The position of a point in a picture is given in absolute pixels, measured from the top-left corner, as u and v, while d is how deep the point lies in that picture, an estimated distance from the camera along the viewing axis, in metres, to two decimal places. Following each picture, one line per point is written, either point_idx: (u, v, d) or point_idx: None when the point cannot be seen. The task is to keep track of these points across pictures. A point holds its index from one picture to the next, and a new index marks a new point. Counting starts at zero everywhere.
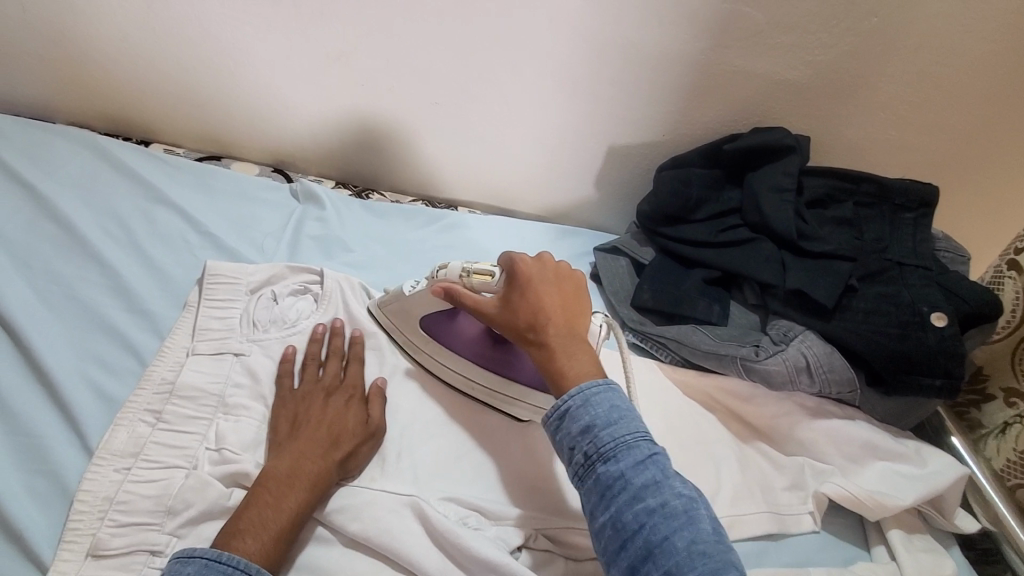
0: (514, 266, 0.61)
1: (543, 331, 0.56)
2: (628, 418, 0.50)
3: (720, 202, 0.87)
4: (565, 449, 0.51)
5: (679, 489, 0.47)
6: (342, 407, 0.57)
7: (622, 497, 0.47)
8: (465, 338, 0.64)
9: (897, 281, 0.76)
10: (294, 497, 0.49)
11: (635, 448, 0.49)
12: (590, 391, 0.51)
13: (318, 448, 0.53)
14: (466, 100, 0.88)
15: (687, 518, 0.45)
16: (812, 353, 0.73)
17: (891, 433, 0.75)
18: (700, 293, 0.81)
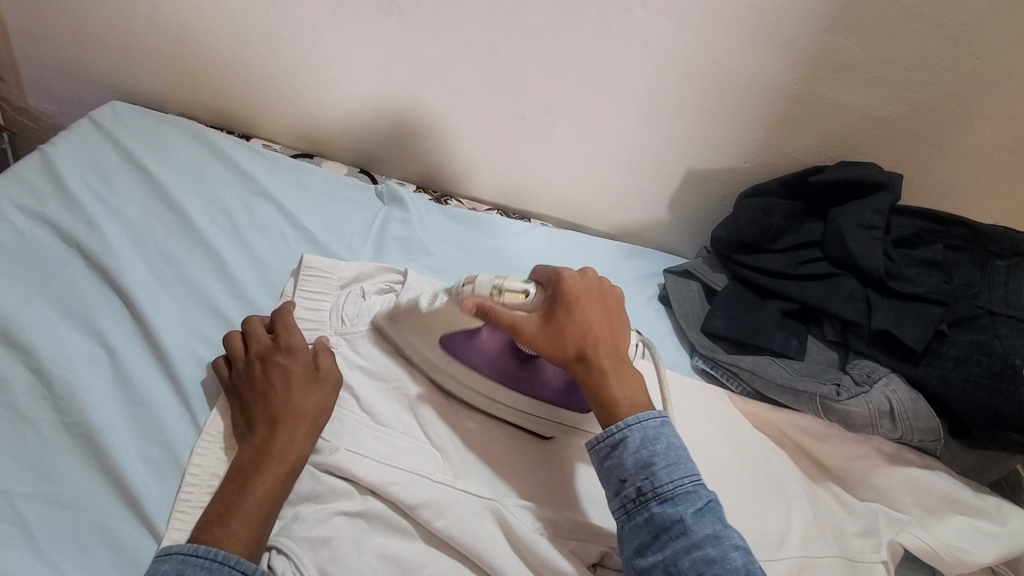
0: (564, 287, 0.59)
1: (596, 359, 0.57)
2: (685, 461, 0.52)
3: (800, 234, 0.86)
4: (618, 481, 0.52)
5: (736, 541, 0.48)
6: (284, 372, 0.56)
7: (679, 541, 0.48)
8: (489, 356, 0.61)
9: (988, 329, 0.73)
10: (263, 479, 0.49)
11: (694, 494, 0.50)
12: (649, 428, 0.53)
13: (273, 427, 0.52)
14: (551, 116, 0.90)
15: (745, 573, 0.46)
16: (897, 398, 0.71)
17: (971, 487, 0.72)
18: (777, 325, 0.80)
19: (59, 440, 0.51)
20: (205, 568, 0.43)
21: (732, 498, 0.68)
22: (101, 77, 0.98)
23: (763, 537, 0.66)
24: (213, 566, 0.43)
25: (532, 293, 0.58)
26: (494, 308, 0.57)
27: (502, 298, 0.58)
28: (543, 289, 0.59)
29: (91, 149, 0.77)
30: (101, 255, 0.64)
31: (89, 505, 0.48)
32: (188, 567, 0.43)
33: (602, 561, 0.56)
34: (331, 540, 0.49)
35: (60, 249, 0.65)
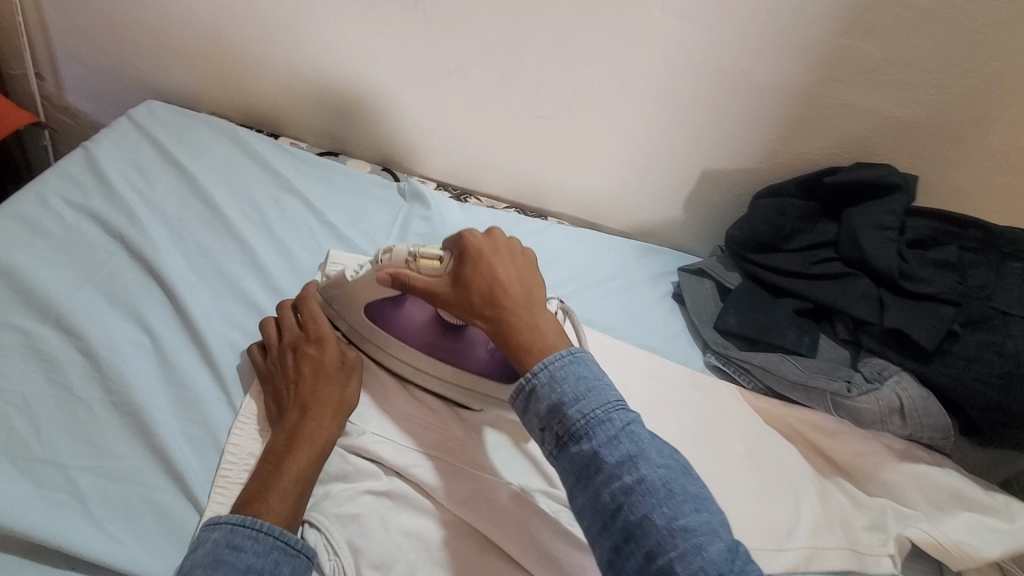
0: (460, 242, 0.58)
1: (502, 307, 0.55)
2: (597, 391, 0.48)
3: (815, 234, 0.87)
4: (534, 430, 0.48)
5: (656, 461, 0.45)
6: (314, 360, 0.59)
7: (597, 476, 0.45)
8: (416, 327, 0.64)
9: (1003, 330, 0.73)
10: (296, 460, 0.52)
11: (607, 422, 0.46)
12: (555, 368, 0.49)
13: (304, 412, 0.55)
14: (570, 116, 0.92)
15: (665, 493, 0.43)
16: (907, 396, 0.72)
17: (981, 485, 0.73)
18: (790, 323, 0.81)
19: (107, 417, 0.54)
20: (251, 538, 0.45)
21: (741, 491, 0.70)
22: (138, 77, 1.03)
23: (771, 527, 0.67)
24: (258, 536, 0.45)
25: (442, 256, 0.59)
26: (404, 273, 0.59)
27: (415, 262, 0.60)
28: (449, 250, 0.59)
29: (131, 146, 0.81)
30: (141, 246, 0.68)
31: (136, 479, 0.52)
32: (236, 537, 0.45)
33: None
34: (359, 517, 0.53)
35: (105, 240, 0.68)
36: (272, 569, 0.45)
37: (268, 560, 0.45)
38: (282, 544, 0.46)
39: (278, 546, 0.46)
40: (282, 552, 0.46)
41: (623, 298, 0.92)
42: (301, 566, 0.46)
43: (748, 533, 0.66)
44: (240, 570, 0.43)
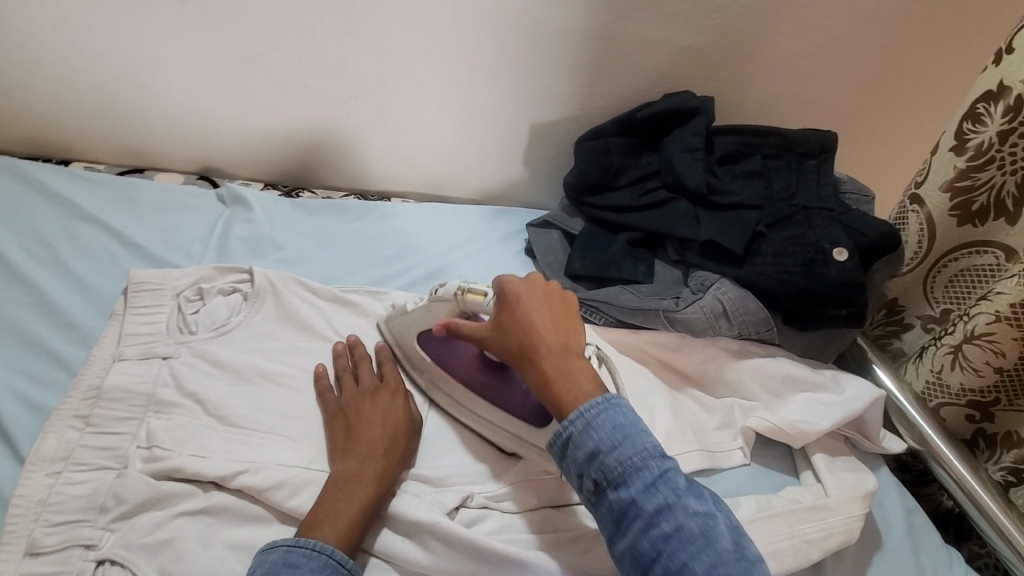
0: (503, 288, 0.62)
1: (537, 353, 0.57)
2: (634, 438, 0.51)
3: (640, 167, 0.91)
4: (573, 476, 0.52)
5: (692, 509, 0.48)
6: (386, 402, 0.61)
7: (637, 524, 0.49)
8: (459, 361, 0.66)
9: (804, 223, 0.80)
10: (362, 489, 0.53)
11: (644, 469, 0.50)
12: (590, 416, 0.52)
13: (380, 447, 0.57)
14: (384, 91, 0.91)
15: (709, 543, 0.47)
16: (727, 298, 0.77)
17: (810, 365, 0.79)
18: (625, 255, 0.85)
19: None
20: (307, 555, 0.48)
21: None
22: None
23: None
24: (313, 554, 0.48)
25: (488, 296, 0.63)
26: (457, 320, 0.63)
27: (462, 303, 0.64)
28: (495, 295, 0.62)
29: None
30: None
31: None
32: (293, 555, 0.47)
33: (465, 502, 0.58)
34: (172, 542, 0.49)
35: None
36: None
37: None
38: (335, 562, 0.48)
39: (331, 565, 0.48)
40: (335, 569, 0.48)
41: (476, 262, 0.92)
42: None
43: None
44: None
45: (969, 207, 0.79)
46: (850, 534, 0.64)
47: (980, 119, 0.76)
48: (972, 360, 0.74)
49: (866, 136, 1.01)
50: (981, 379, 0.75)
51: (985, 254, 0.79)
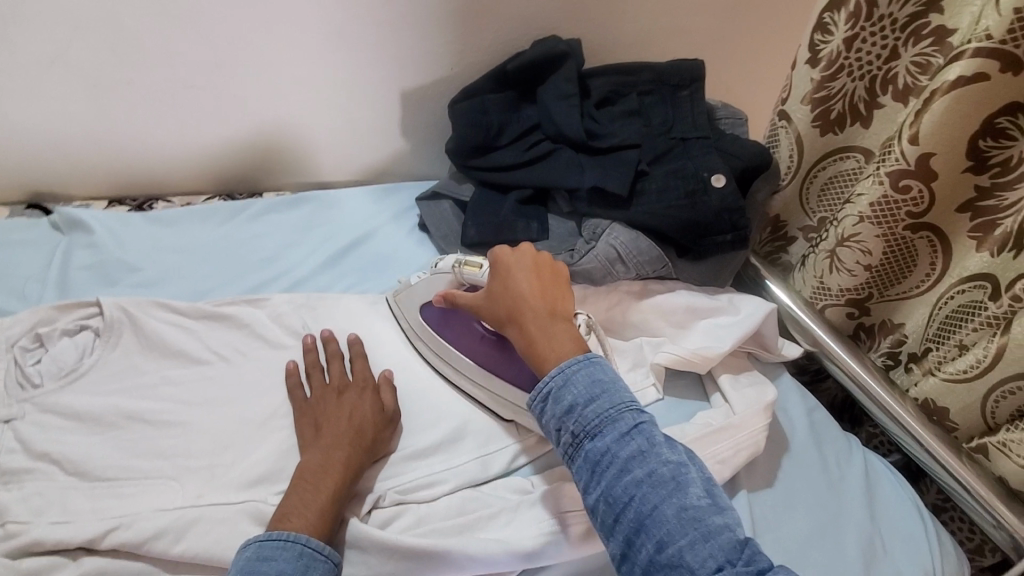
0: (495, 259, 0.64)
1: (522, 315, 0.58)
2: (610, 390, 0.51)
3: (520, 122, 0.88)
4: (551, 430, 0.51)
5: (666, 455, 0.48)
6: (354, 396, 0.60)
7: (611, 470, 0.48)
8: (460, 332, 0.68)
9: (683, 154, 0.81)
10: (328, 480, 0.52)
11: (620, 420, 0.49)
12: (570, 372, 0.52)
13: (349, 438, 0.56)
14: (226, 77, 0.82)
15: (682, 488, 0.46)
16: (619, 243, 0.76)
17: (707, 292, 0.81)
18: (516, 215, 0.83)
19: None
20: (281, 548, 0.47)
21: None
22: None
23: None
24: (287, 544, 0.47)
25: (483, 267, 0.66)
26: (455, 290, 0.66)
27: (461, 275, 0.67)
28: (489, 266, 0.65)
29: None
30: None
31: None
32: (265, 549, 0.46)
33: (378, 503, 0.56)
34: None
35: None
36: (301, 571, 0.46)
37: (299, 565, 0.46)
38: (310, 549, 0.47)
39: (306, 551, 0.47)
40: (310, 556, 0.47)
41: (367, 247, 0.87)
42: (330, 569, 0.48)
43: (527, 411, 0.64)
44: None
45: (828, 115, 0.83)
46: (757, 445, 0.67)
47: (828, 28, 0.79)
48: (845, 260, 0.79)
49: (739, 63, 1.02)
50: (854, 278, 0.80)
51: (847, 159, 0.83)
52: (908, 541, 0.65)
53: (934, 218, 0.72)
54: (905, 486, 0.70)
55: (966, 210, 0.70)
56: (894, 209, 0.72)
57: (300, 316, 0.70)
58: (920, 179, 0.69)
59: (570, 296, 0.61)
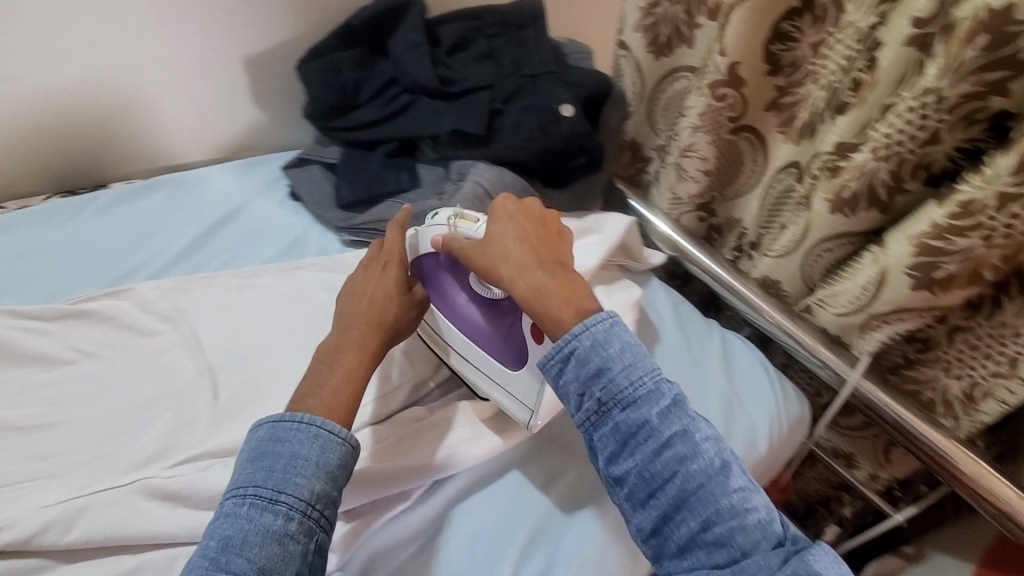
0: (497, 213, 0.63)
1: (528, 274, 0.58)
2: (646, 363, 0.52)
3: (376, 77, 0.88)
4: (575, 397, 0.52)
5: (706, 434, 0.51)
6: (379, 276, 0.65)
7: (648, 445, 0.51)
8: (451, 292, 0.68)
9: (533, 90, 0.85)
10: (347, 360, 0.58)
11: (661, 395, 0.52)
12: (601, 338, 0.52)
13: (368, 310, 0.62)
14: (37, 65, 0.74)
15: (726, 469, 0.50)
16: (484, 178, 0.80)
17: (574, 217, 0.86)
18: (387, 168, 0.84)
19: None
20: (295, 429, 0.51)
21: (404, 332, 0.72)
22: None
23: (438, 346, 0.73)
24: (301, 427, 0.51)
25: (479, 223, 0.64)
26: (447, 237, 0.65)
27: (455, 229, 0.66)
28: (487, 218, 0.64)
29: None
30: None
31: None
32: (279, 429, 0.51)
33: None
34: None
35: None
36: (318, 453, 0.50)
37: (314, 446, 0.51)
38: (323, 432, 0.51)
39: (319, 433, 0.51)
40: (325, 439, 0.51)
41: (238, 224, 0.85)
42: (343, 451, 0.52)
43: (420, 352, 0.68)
44: (287, 456, 0.50)
45: (658, 40, 0.89)
46: None
47: None
48: (689, 170, 0.88)
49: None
50: (699, 184, 0.89)
51: (680, 79, 0.91)
52: (756, 396, 0.77)
53: (749, 119, 0.81)
54: (755, 352, 0.83)
55: (772, 108, 0.79)
56: (718, 116, 0.81)
57: (170, 299, 0.68)
58: (733, 86, 0.77)
59: (570, 254, 0.62)
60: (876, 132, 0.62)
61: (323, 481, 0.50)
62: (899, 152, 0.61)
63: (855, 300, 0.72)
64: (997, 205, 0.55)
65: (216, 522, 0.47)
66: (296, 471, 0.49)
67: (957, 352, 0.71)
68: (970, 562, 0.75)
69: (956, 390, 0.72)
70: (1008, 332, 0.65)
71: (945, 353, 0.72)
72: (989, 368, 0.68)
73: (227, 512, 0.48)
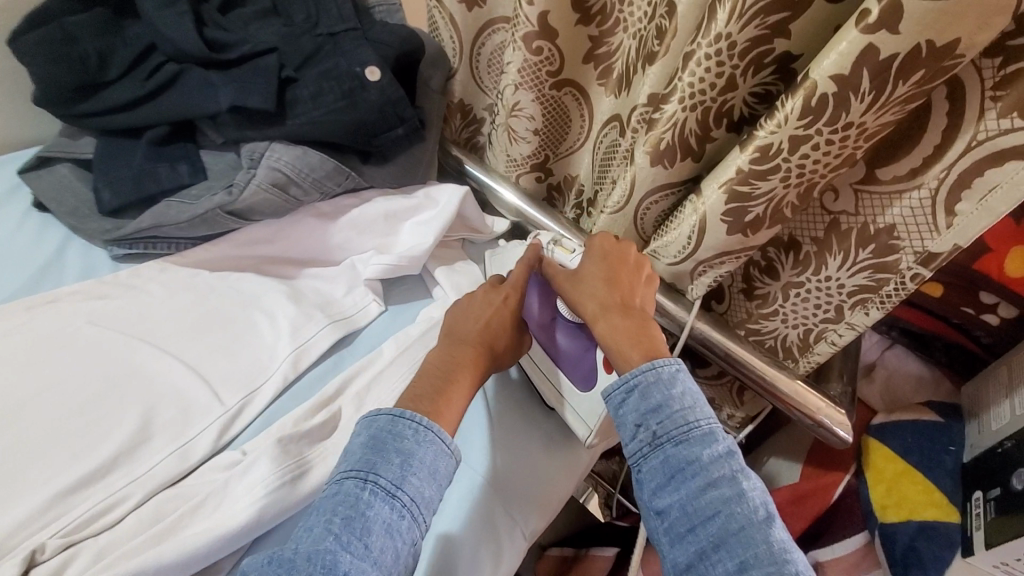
0: (593, 246, 0.67)
1: (620, 312, 0.60)
2: (701, 406, 0.54)
3: (129, 47, 0.70)
4: (632, 423, 0.54)
5: (753, 484, 0.50)
6: (496, 295, 0.66)
7: (694, 481, 0.50)
8: (552, 314, 0.69)
9: (333, 52, 0.72)
10: (461, 376, 0.58)
11: (713, 438, 0.52)
12: (664, 374, 0.55)
13: (477, 331, 0.62)
14: None
15: (771, 521, 0.49)
16: (283, 164, 0.68)
17: (404, 193, 0.77)
18: (156, 160, 0.69)
19: None
20: (411, 437, 0.52)
21: (202, 357, 0.60)
22: None
23: (250, 369, 0.61)
24: (424, 436, 0.52)
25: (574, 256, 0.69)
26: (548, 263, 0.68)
27: (551, 257, 0.71)
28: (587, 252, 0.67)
29: None
30: None
31: None
32: (400, 425, 0.52)
33: (35, 560, 0.46)
34: None
35: None
36: (432, 459, 0.51)
37: (429, 454, 0.51)
38: (440, 444, 0.52)
39: (432, 436, 0.52)
40: (437, 450, 0.52)
41: None
42: (451, 463, 0.53)
43: (224, 381, 0.59)
44: (405, 455, 0.50)
45: None
46: None
47: None
48: (519, 130, 0.83)
49: None
50: (531, 144, 0.85)
51: (496, 33, 0.84)
52: None
53: (569, 73, 0.78)
54: None
55: (590, 60, 0.77)
56: (537, 72, 0.76)
57: None
58: (547, 38, 0.73)
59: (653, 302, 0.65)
60: (682, 81, 0.61)
61: (432, 488, 0.51)
62: (704, 101, 0.61)
63: (683, 249, 0.72)
64: (789, 148, 0.57)
65: (327, 500, 0.48)
66: (409, 471, 0.50)
67: (787, 298, 0.74)
68: (798, 464, 0.85)
69: (793, 337, 0.76)
70: (832, 283, 0.68)
71: (782, 307, 0.75)
72: (818, 316, 0.72)
73: (337, 494, 0.49)
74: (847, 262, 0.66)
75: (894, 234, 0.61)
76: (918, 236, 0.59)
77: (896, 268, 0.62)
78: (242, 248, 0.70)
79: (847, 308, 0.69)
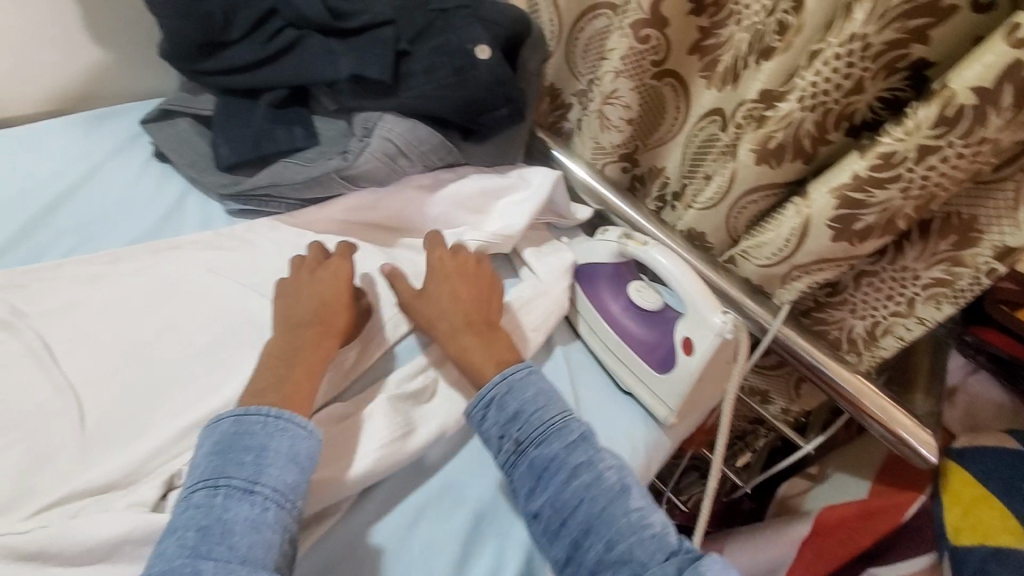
0: (436, 256, 0.68)
1: (473, 328, 0.62)
2: (554, 401, 0.58)
3: (250, 6, 0.71)
4: (496, 436, 0.56)
5: (609, 462, 0.54)
6: (326, 279, 0.63)
7: (557, 477, 0.54)
8: (619, 296, 0.71)
9: (444, 28, 0.73)
10: (316, 354, 0.57)
11: (568, 430, 0.56)
12: (515, 379, 0.58)
13: (313, 311, 0.60)
14: None
15: (627, 492, 0.53)
16: (395, 135, 0.71)
17: (497, 172, 0.78)
18: (274, 122, 0.71)
19: None
20: (260, 424, 0.50)
21: None
22: None
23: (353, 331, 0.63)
24: (287, 427, 0.50)
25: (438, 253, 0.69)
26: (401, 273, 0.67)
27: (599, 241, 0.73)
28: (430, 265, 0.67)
29: None
30: None
31: None
32: (245, 422, 0.50)
33: (173, 483, 0.51)
34: None
35: None
36: (288, 447, 0.50)
37: (283, 441, 0.50)
38: (290, 422, 0.51)
39: (281, 420, 0.51)
40: (287, 425, 0.51)
41: (89, 193, 0.71)
42: (314, 443, 0.51)
43: None
44: (256, 448, 0.49)
45: None
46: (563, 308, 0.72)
47: None
48: (612, 118, 0.82)
49: None
50: (623, 133, 0.84)
51: (597, 18, 0.84)
52: None
53: (672, 64, 0.78)
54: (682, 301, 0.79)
55: (696, 51, 0.77)
56: (640, 61, 0.76)
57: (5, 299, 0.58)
58: (656, 27, 0.73)
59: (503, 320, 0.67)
60: (802, 80, 0.60)
61: (297, 474, 0.49)
62: (825, 102, 0.60)
63: (778, 252, 0.72)
64: (915, 157, 0.55)
65: (177, 518, 0.46)
66: (266, 462, 0.48)
67: (862, 296, 0.73)
68: (867, 480, 0.84)
69: (859, 330, 0.75)
70: (907, 274, 0.68)
71: (851, 297, 0.74)
72: (888, 308, 0.71)
73: (187, 507, 0.46)
74: (926, 253, 0.65)
75: (977, 226, 0.61)
76: (1004, 229, 0.59)
77: (972, 262, 0.62)
78: (350, 213, 0.72)
79: (919, 302, 0.68)
